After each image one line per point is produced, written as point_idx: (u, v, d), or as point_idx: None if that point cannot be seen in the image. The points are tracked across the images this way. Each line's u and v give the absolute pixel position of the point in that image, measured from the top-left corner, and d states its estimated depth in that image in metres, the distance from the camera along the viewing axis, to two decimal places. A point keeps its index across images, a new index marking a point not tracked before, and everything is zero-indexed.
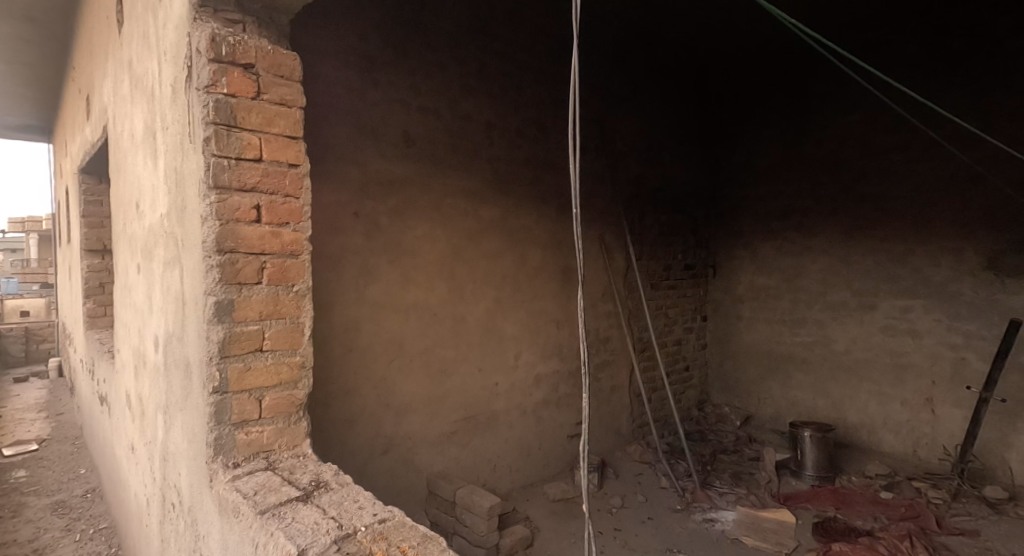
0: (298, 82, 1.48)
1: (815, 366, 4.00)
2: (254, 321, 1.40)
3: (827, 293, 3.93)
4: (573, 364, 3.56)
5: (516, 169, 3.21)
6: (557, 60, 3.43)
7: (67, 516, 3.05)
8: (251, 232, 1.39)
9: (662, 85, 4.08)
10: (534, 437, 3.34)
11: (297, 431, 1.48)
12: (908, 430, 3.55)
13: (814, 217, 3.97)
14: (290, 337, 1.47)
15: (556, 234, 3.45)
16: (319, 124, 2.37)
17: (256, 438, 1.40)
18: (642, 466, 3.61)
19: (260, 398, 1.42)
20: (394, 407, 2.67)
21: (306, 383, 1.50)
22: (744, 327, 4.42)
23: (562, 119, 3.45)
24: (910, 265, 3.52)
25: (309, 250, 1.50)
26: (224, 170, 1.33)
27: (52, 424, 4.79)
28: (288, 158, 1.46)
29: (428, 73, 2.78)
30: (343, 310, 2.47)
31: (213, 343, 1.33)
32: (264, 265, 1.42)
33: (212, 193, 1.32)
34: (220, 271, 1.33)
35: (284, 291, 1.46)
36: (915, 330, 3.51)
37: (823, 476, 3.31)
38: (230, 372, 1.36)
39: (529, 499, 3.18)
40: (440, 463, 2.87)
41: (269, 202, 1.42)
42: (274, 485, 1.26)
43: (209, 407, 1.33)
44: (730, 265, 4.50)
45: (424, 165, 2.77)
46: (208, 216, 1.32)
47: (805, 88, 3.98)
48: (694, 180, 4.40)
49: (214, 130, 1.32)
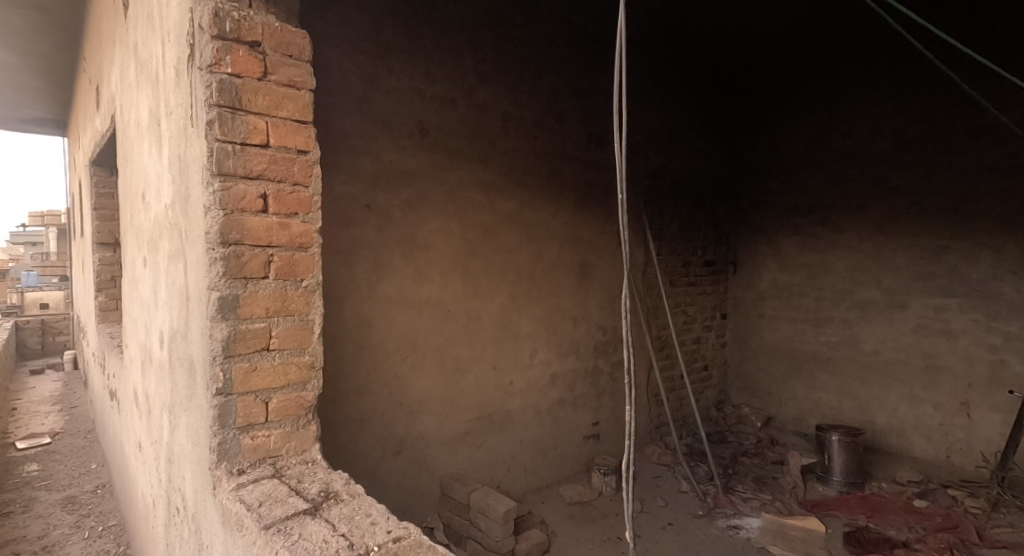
0: (307, 62, 1.39)
1: (841, 366, 3.86)
2: (261, 317, 1.32)
3: (853, 291, 3.78)
4: (590, 362, 3.45)
5: (533, 160, 3.09)
6: (577, 47, 3.30)
7: (77, 512, 3.01)
8: (257, 222, 1.30)
9: (683, 76, 3.94)
10: (550, 437, 3.24)
11: (306, 435, 1.39)
12: (940, 435, 3.40)
13: (841, 212, 3.82)
14: (298, 336, 1.38)
15: (573, 228, 3.33)
16: (331, 112, 2.29)
17: (262, 442, 1.32)
18: (661, 469, 3.50)
19: (267, 400, 1.33)
20: (407, 405, 2.58)
21: (316, 384, 1.42)
22: (766, 326, 4.28)
23: (581, 108, 3.33)
24: (945, 262, 3.36)
25: (319, 242, 1.41)
26: (228, 155, 1.25)
27: (66, 416, 4.80)
28: (296, 145, 1.36)
29: (443, 60, 2.68)
30: (354, 306, 2.38)
31: (216, 341, 1.25)
32: (271, 258, 1.33)
33: (216, 180, 1.23)
34: (224, 264, 1.25)
35: (293, 286, 1.37)
36: (950, 330, 3.35)
37: (853, 482, 3.17)
38: (236, 373, 1.27)
39: (545, 502, 3.07)
40: (453, 464, 2.78)
41: (276, 191, 1.33)
42: (281, 495, 1.17)
43: (213, 410, 1.25)
44: (752, 261, 4.36)
45: (439, 155, 2.67)
46: (212, 205, 1.24)
47: (835, 77, 3.81)
48: (716, 172, 4.26)
49: (218, 112, 1.23)
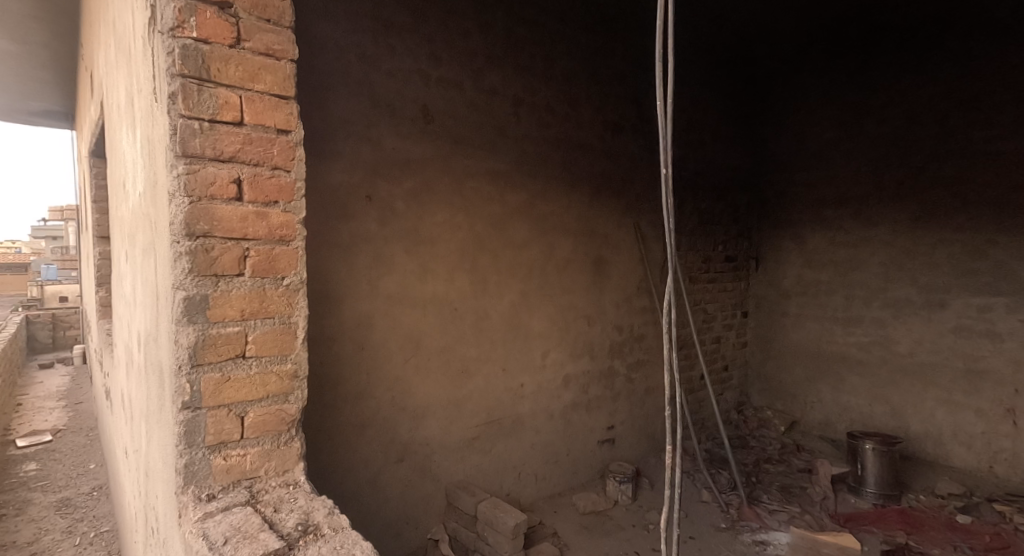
0: (288, 29, 1.21)
1: (872, 369, 3.62)
2: (235, 321, 1.16)
3: (887, 289, 3.55)
4: (604, 364, 3.26)
5: (545, 149, 2.90)
6: (594, 28, 3.09)
7: (71, 516, 2.90)
8: (229, 212, 1.14)
9: (704, 60, 3.74)
10: (562, 442, 3.05)
11: (287, 454, 1.22)
12: (982, 444, 3.18)
13: (874, 205, 3.58)
14: (278, 342, 1.21)
15: (588, 221, 3.13)
16: (327, 96, 2.12)
17: (237, 463, 1.16)
18: (679, 476, 3.31)
19: (243, 414, 1.17)
20: (410, 409, 2.42)
21: (300, 396, 1.25)
22: (790, 325, 4.06)
23: (597, 93, 3.12)
24: (990, 258, 3.12)
25: (303, 235, 1.24)
26: (195, 134, 1.09)
27: (70, 412, 4.72)
28: (276, 123, 1.19)
29: (450, 41, 2.49)
30: (354, 304, 2.22)
31: (183, 348, 1.10)
32: (247, 253, 1.17)
33: (180, 162, 1.08)
34: (190, 259, 1.09)
35: (272, 285, 1.20)
36: (995, 331, 3.11)
37: (888, 494, 2.96)
38: (205, 384, 1.12)
39: (556, 510, 2.89)
40: (460, 471, 2.62)
41: (251, 175, 1.17)
42: (251, 529, 1.01)
43: (179, 427, 1.10)
44: (776, 257, 4.14)
45: (444, 143, 2.49)
46: (176, 192, 1.08)
47: (869, 61, 3.57)
48: (739, 163, 4.04)
49: (182, 83, 1.07)
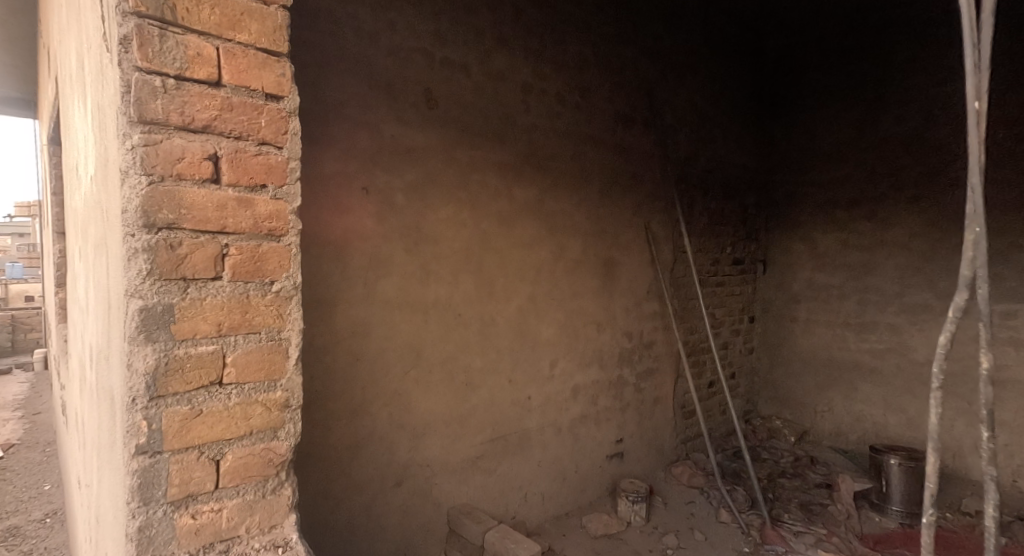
0: None
1: (888, 378, 3.47)
2: (210, 337, 0.90)
3: (902, 293, 3.40)
4: (614, 373, 3.04)
5: (555, 141, 2.66)
6: (607, 12, 2.87)
7: (18, 549, 2.56)
8: (200, 196, 0.88)
9: (716, 51, 3.58)
10: (570, 456, 2.82)
11: (276, 503, 0.97)
12: (1005, 457, 3.03)
13: (892, 206, 3.43)
14: (265, 364, 0.95)
15: (598, 219, 2.90)
16: (321, 74, 1.86)
17: (209, 521, 0.90)
18: (692, 492, 3.10)
19: (219, 458, 0.91)
20: (409, 427, 2.16)
21: (292, 431, 0.99)
22: (800, 331, 3.89)
23: (609, 83, 2.91)
24: (1015, 262, 2.98)
25: (297, 228, 0.98)
26: (156, 94, 0.84)
27: (27, 424, 4.32)
28: (264, 85, 0.94)
29: (456, 20, 2.25)
30: (347, 309, 1.96)
31: (138, 376, 0.84)
32: (225, 250, 0.91)
33: (136, 130, 0.82)
34: (150, 258, 0.83)
35: (258, 291, 0.94)
36: (1019, 339, 2.98)
37: (914, 512, 2.81)
38: (168, 422, 0.86)
39: (565, 533, 2.65)
40: (462, 494, 2.36)
41: (231, 150, 0.91)
42: None
43: (132, 478, 0.84)
44: (785, 260, 3.97)
45: (448, 131, 2.24)
46: (131, 168, 0.83)
47: (886, 56, 3.43)
48: (748, 161, 3.87)
49: (139, 25, 0.82)
